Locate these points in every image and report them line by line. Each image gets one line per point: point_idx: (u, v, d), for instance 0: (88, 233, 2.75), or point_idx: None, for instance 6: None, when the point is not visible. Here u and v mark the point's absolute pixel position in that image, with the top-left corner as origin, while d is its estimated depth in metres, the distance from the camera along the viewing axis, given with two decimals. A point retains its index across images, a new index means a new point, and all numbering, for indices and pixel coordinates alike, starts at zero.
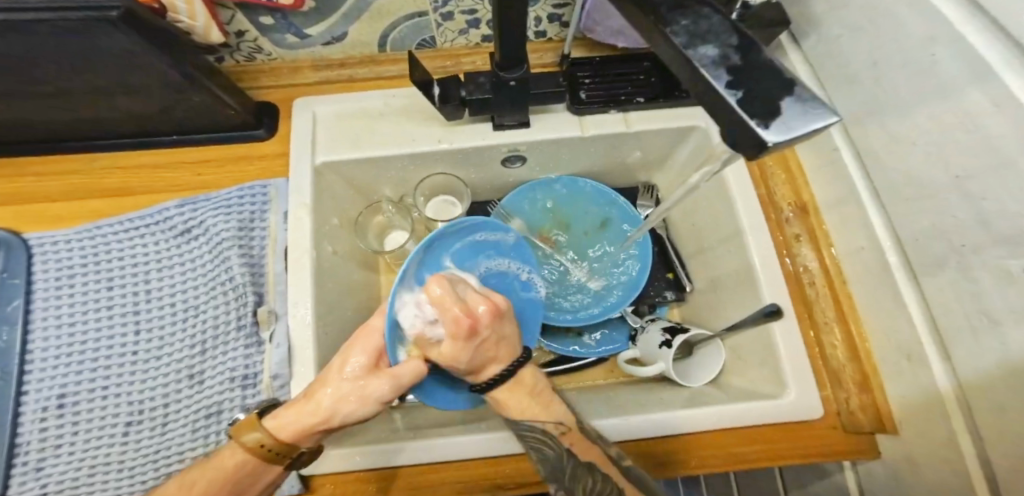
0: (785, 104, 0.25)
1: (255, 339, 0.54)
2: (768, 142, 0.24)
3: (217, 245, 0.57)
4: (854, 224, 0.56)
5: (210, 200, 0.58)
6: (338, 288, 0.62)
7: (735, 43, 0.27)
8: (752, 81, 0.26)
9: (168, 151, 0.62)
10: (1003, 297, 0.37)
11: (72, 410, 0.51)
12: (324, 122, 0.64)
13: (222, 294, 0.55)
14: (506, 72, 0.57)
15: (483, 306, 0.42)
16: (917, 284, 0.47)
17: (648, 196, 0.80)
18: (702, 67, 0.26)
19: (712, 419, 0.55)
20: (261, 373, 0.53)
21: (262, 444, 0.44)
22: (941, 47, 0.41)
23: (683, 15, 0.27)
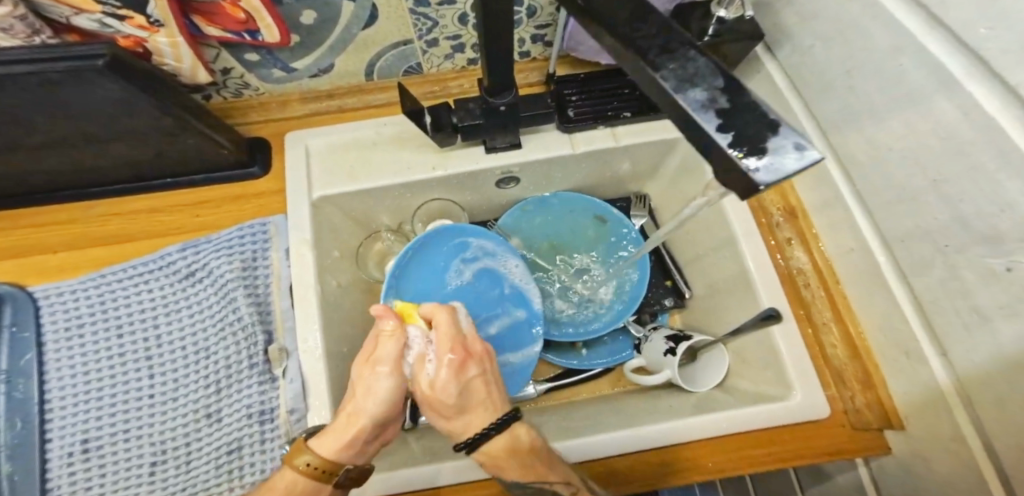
0: (772, 143, 0.26)
1: (268, 376, 0.54)
2: (758, 183, 0.26)
3: (221, 286, 0.57)
4: (842, 226, 0.58)
5: (212, 241, 0.58)
6: (344, 321, 0.62)
7: (721, 85, 0.28)
8: (741, 118, 0.27)
9: (164, 193, 0.61)
10: (987, 294, 0.39)
11: (97, 454, 0.51)
12: (317, 155, 0.64)
13: (231, 335, 0.55)
14: (496, 98, 0.58)
15: (478, 343, 0.43)
16: (908, 283, 0.49)
17: (641, 206, 0.82)
18: (693, 110, 0.27)
19: (722, 425, 0.56)
20: (277, 407, 0.53)
21: (312, 465, 0.41)
22: (907, 57, 0.44)
23: (671, 60, 0.29)
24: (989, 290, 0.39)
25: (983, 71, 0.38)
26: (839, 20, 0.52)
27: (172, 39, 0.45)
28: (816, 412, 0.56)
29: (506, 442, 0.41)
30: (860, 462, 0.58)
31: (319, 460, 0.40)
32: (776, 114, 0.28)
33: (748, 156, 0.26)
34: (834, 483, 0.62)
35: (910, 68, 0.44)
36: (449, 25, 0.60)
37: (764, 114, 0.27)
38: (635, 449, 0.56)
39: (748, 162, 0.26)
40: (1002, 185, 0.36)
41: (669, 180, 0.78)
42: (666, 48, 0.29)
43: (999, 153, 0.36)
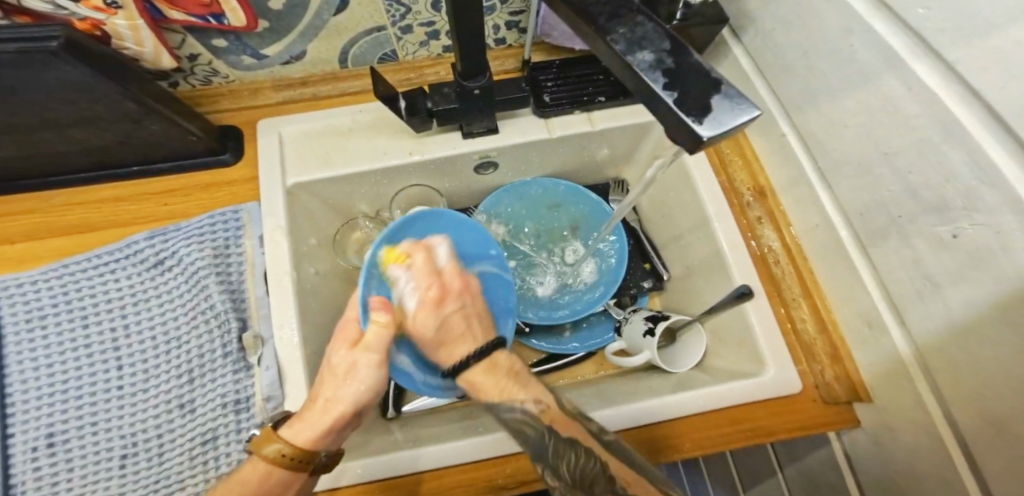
0: (714, 100, 0.28)
1: (243, 364, 0.54)
2: (703, 137, 0.27)
3: (192, 274, 0.56)
4: (808, 204, 0.59)
5: (181, 230, 0.58)
6: (320, 308, 0.62)
7: (667, 47, 0.30)
8: (688, 80, 0.29)
9: (132, 183, 0.61)
10: (939, 262, 0.41)
11: (63, 448, 0.50)
12: (291, 143, 0.64)
13: (203, 323, 0.55)
14: (469, 81, 0.58)
15: (455, 283, 0.50)
16: (869, 257, 0.50)
17: (619, 191, 0.82)
18: (641, 70, 0.29)
19: (698, 402, 0.57)
20: (253, 396, 0.53)
21: (283, 454, 0.42)
22: (856, 37, 0.46)
23: (621, 25, 0.31)
24: (942, 259, 0.40)
25: (925, 47, 0.39)
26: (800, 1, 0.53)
27: (132, 22, 0.44)
28: (788, 386, 0.57)
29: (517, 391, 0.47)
30: (833, 437, 0.59)
31: (298, 450, 0.42)
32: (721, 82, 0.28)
33: (691, 114, 0.28)
34: (809, 459, 0.63)
35: (862, 47, 0.45)
36: (422, 11, 0.60)
37: (706, 72, 0.29)
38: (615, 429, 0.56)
39: (694, 121, 0.27)
40: (946, 155, 0.38)
41: (646, 164, 0.78)
42: (615, 13, 0.31)
43: (943, 126, 0.38)
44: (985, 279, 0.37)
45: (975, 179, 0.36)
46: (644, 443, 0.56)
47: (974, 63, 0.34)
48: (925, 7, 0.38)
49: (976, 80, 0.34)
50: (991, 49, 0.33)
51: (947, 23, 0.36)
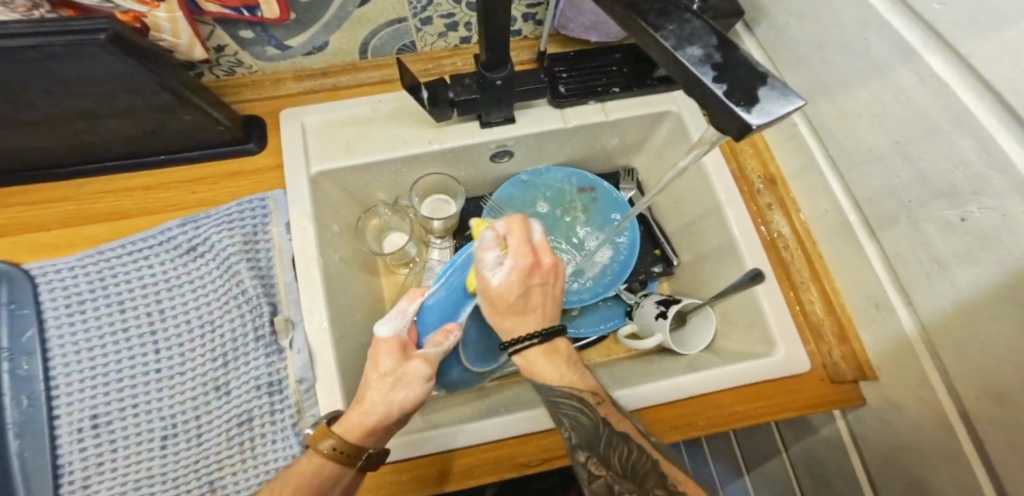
0: (762, 93, 0.30)
1: (275, 347, 0.55)
2: (751, 125, 0.30)
3: (223, 259, 0.58)
4: (817, 191, 0.61)
5: (211, 216, 0.59)
6: (345, 294, 0.64)
7: (715, 43, 0.33)
8: (734, 75, 0.31)
9: (160, 172, 0.62)
10: (947, 245, 0.43)
11: (107, 429, 0.51)
12: (313, 131, 0.66)
13: (235, 307, 0.56)
14: (491, 72, 0.61)
15: (550, 258, 0.47)
16: (878, 241, 0.52)
17: (629, 180, 0.84)
18: (692, 64, 0.32)
19: (712, 382, 0.59)
20: (286, 378, 0.55)
21: (336, 449, 0.45)
22: (870, 30, 0.48)
23: (669, 22, 0.33)
24: (949, 241, 0.43)
25: (939, 42, 0.41)
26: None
27: (171, 14, 0.47)
28: (798, 367, 0.59)
29: (547, 349, 0.49)
30: (839, 415, 0.61)
31: (348, 445, 0.45)
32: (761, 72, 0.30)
33: (739, 104, 0.30)
34: (813, 438, 0.66)
35: (876, 40, 0.47)
36: (443, 3, 0.61)
37: (752, 66, 0.31)
38: (635, 409, 0.59)
39: (742, 110, 0.30)
40: (957, 144, 0.40)
41: (656, 153, 0.80)
42: (664, 11, 0.34)
43: (954, 114, 0.40)
44: (991, 260, 0.39)
45: (983, 165, 0.38)
46: (656, 423, 0.58)
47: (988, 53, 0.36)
48: (941, 2, 0.40)
49: (987, 72, 0.37)
50: (1001, 44, 0.35)
51: (961, 19, 0.38)
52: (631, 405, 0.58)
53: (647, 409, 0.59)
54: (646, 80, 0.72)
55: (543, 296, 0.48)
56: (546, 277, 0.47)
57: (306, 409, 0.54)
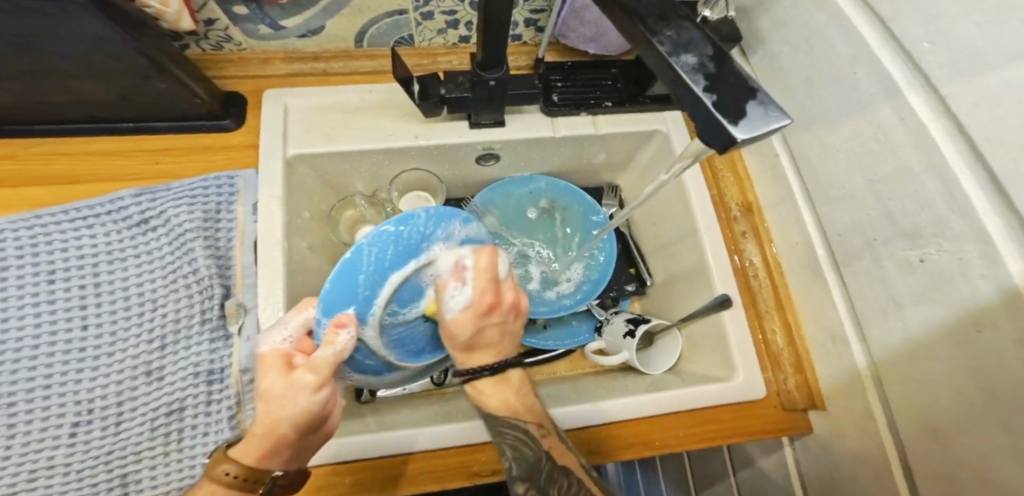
0: (749, 106, 0.33)
1: (221, 333, 0.54)
2: (736, 138, 0.32)
3: (178, 236, 0.56)
4: (790, 222, 0.61)
5: (171, 190, 0.58)
6: (308, 282, 0.62)
7: (710, 53, 0.35)
8: (724, 87, 0.34)
9: (125, 138, 0.60)
10: (904, 283, 0.44)
11: (8, 410, 0.49)
12: (296, 114, 0.65)
13: (183, 287, 0.55)
14: (487, 71, 0.60)
15: (509, 295, 0.43)
16: (842, 276, 0.53)
17: (612, 196, 0.84)
18: (685, 72, 0.34)
19: (671, 402, 0.59)
20: (226, 368, 0.54)
21: (233, 475, 0.39)
22: (862, 67, 0.50)
23: (669, 27, 0.35)
24: (908, 280, 0.43)
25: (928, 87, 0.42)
26: (811, 29, 0.57)
27: None
28: (754, 396, 0.59)
29: (499, 379, 0.47)
30: (787, 446, 0.61)
31: (245, 467, 0.39)
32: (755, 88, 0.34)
33: (723, 112, 0.33)
34: (760, 466, 0.66)
35: (865, 75, 0.49)
36: None
37: (742, 79, 0.34)
38: (595, 423, 0.58)
39: (726, 122, 0.32)
40: (926, 186, 0.42)
41: (642, 172, 0.80)
42: (664, 17, 0.36)
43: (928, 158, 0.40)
44: (942, 301, 0.40)
45: (947, 208, 0.39)
46: (614, 441, 0.58)
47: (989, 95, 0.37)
48: (928, 42, 0.42)
49: (965, 117, 0.38)
50: (982, 89, 0.37)
51: (945, 61, 0.40)
52: (587, 419, 0.58)
53: (607, 425, 0.58)
54: (639, 97, 0.72)
55: (499, 334, 0.44)
56: (506, 314, 0.44)
57: (244, 402, 0.53)
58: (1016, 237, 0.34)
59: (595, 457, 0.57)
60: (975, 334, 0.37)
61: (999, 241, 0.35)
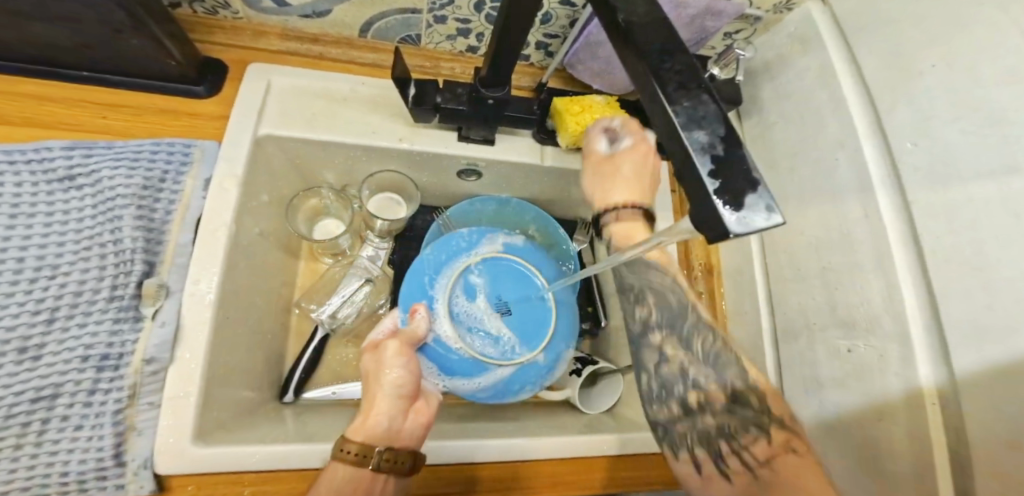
0: (749, 200, 0.24)
1: (131, 314, 0.44)
2: (731, 232, 0.23)
3: (106, 200, 0.48)
4: (745, 291, 0.62)
5: (111, 148, 0.50)
6: (257, 266, 0.60)
7: (723, 133, 0.26)
8: (734, 176, 0.24)
9: (74, 86, 0.56)
10: (828, 367, 0.47)
11: None
12: (278, 92, 0.63)
13: (96, 257, 0.45)
14: (489, 89, 0.59)
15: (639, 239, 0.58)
16: (778, 349, 0.55)
17: (584, 232, 0.84)
18: (690, 148, 0.25)
19: (600, 447, 0.58)
20: (129, 354, 0.43)
21: (348, 451, 0.43)
22: (844, 153, 0.52)
23: (687, 97, 0.27)
24: (833, 365, 0.47)
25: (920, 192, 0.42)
26: (810, 107, 0.59)
27: None
28: None
29: None
30: None
31: (368, 444, 0.43)
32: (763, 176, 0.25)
33: (726, 207, 0.23)
34: None
35: (847, 164, 0.51)
36: (463, 8, 0.61)
37: (751, 171, 0.25)
38: (528, 458, 0.56)
39: (725, 210, 0.23)
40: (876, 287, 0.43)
41: None
42: (684, 84, 0.28)
43: None
44: None
45: (882, 308, 0.42)
46: (544, 477, 0.56)
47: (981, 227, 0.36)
48: (912, 141, 0.45)
49: (921, 222, 0.41)
50: (944, 200, 0.40)
51: (921, 165, 0.43)
52: (519, 454, 0.56)
53: (539, 461, 0.57)
54: None
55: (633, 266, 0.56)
56: None
57: (141, 395, 0.42)
58: (931, 343, 0.38)
59: (513, 488, 0.55)
60: (877, 421, 0.41)
61: (915, 344, 0.39)
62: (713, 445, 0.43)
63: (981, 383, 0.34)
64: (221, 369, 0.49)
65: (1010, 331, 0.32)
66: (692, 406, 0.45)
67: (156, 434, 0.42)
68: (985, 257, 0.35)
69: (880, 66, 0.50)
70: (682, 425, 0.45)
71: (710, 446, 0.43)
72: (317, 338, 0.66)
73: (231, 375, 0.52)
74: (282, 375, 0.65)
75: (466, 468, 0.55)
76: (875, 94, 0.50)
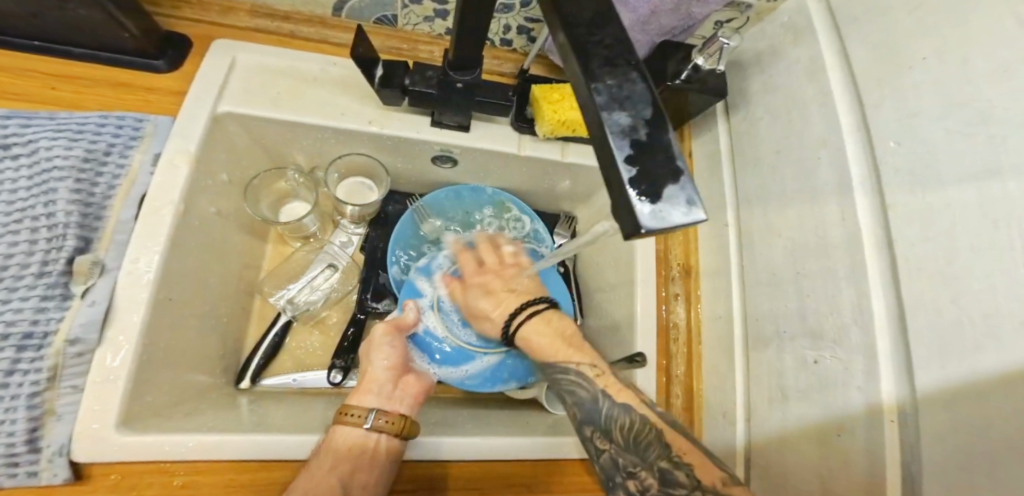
0: (668, 189, 0.24)
1: (59, 291, 0.45)
2: (642, 226, 0.23)
3: (43, 171, 0.48)
4: (720, 294, 0.59)
5: (53, 119, 0.51)
6: (213, 249, 0.58)
7: (648, 116, 0.26)
8: (651, 162, 0.24)
9: (26, 55, 0.54)
10: (795, 377, 0.46)
11: None
12: (243, 70, 0.60)
13: (28, 230, 0.46)
14: (457, 72, 0.56)
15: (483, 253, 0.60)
16: (748, 357, 0.53)
17: (566, 227, 0.79)
18: (609, 132, 0.25)
19: (562, 451, 0.55)
20: (52, 333, 0.43)
21: (350, 414, 0.51)
22: (827, 150, 0.48)
23: (612, 74, 0.27)
24: (799, 375, 0.46)
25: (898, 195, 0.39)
26: (795, 99, 0.54)
27: None
28: None
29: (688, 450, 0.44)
30: None
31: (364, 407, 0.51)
32: (684, 162, 0.25)
33: (641, 196, 0.24)
34: None
35: (828, 163, 0.48)
36: None
37: (671, 156, 0.25)
38: (487, 458, 0.53)
39: (638, 200, 0.23)
40: None
41: (600, 210, 0.76)
42: (610, 60, 0.27)
43: None
44: None
45: (851, 318, 0.41)
46: (507, 479, 0.53)
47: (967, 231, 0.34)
48: (895, 141, 0.41)
49: (897, 228, 0.39)
50: (922, 204, 0.37)
51: (902, 166, 0.40)
52: (476, 454, 0.53)
53: (500, 462, 0.54)
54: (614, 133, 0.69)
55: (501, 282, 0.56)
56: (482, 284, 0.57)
57: (61, 379, 0.43)
58: (896, 359, 0.37)
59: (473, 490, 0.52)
60: (835, 436, 0.41)
61: (880, 360, 0.38)
62: (621, 465, 0.45)
63: (944, 397, 0.33)
64: (162, 352, 0.49)
65: (976, 350, 0.31)
66: (602, 416, 0.46)
67: (76, 420, 0.42)
68: (956, 266, 0.34)
69: (869, 59, 0.46)
70: (599, 443, 0.46)
71: (622, 466, 0.44)
72: (279, 324, 0.64)
73: (174, 359, 0.51)
74: (241, 363, 0.63)
75: (419, 465, 0.52)
76: (862, 88, 0.46)
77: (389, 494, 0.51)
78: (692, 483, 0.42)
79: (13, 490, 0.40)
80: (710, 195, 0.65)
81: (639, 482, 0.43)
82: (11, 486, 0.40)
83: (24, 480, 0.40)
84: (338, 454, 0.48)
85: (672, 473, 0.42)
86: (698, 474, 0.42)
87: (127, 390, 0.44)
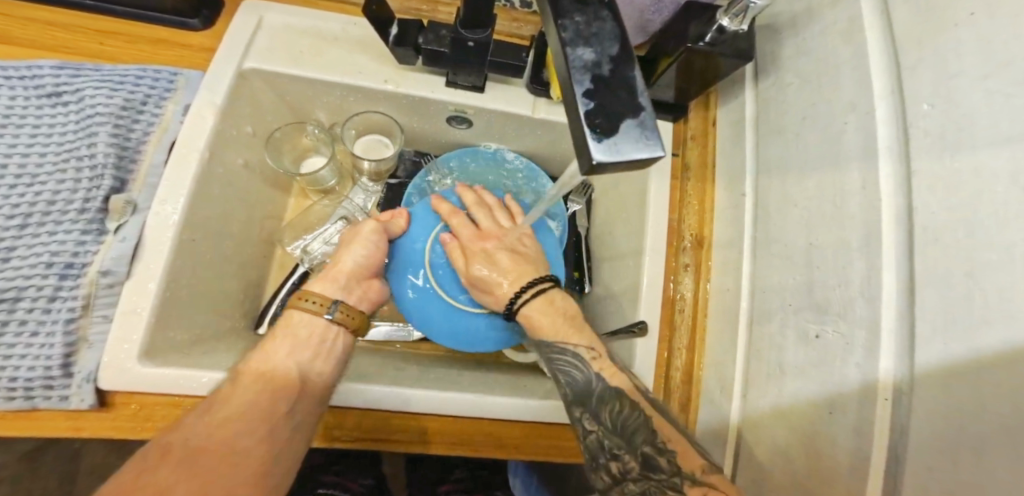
0: (625, 125, 0.24)
1: (95, 228, 0.49)
2: (596, 160, 0.23)
3: (86, 117, 0.52)
4: (730, 266, 0.58)
5: (98, 70, 0.54)
6: (236, 200, 0.61)
7: (614, 53, 0.26)
8: (610, 96, 0.24)
9: (75, 13, 0.58)
10: (794, 353, 0.45)
11: None
12: (269, 29, 0.62)
13: (72, 170, 0.50)
14: (468, 31, 0.55)
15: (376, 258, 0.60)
16: (750, 332, 0.52)
17: (581, 194, 0.77)
18: (571, 67, 0.25)
19: (554, 415, 0.57)
20: (89, 265, 0.48)
21: (314, 300, 0.56)
22: (854, 117, 0.44)
23: (581, 11, 0.27)
24: (799, 351, 0.44)
25: (919, 164, 0.37)
26: (824, 62, 0.50)
27: None
28: None
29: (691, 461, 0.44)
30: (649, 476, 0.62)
31: (324, 298, 0.56)
32: (647, 102, 0.25)
33: (596, 128, 0.24)
34: None
35: (854, 130, 0.44)
36: None
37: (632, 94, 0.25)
38: (481, 416, 0.56)
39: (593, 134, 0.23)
40: None
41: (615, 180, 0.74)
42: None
43: None
44: None
45: (858, 292, 0.39)
46: (495, 437, 0.56)
47: (988, 205, 0.30)
48: (930, 102, 0.37)
49: (919, 195, 0.36)
50: (946, 169, 0.34)
51: (933, 129, 0.36)
52: (471, 410, 0.55)
53: (493, 422, 0.57)
54: None
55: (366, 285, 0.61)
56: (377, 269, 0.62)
57: (95, 307, 0.47)
58: (900, 331, 0.36)
59: (462, 446, 0.56)
60: (826, 412, 0.40)
61: (882, 334, 0.36)
62: (607, 447, 0.47)
63: (944, 375, 0.32)
64: (183, 293, 0.53)
65: (983, 323, 0.29)
66: (595, 398, 0.49)
67: (104, 349, 0.47)
68: (976, 236, 0.31)
69: (908, 11, 0.41)
70: (586, 424, 0.48)
71: (608, 448, 0.47)
72: (297, 275, 0.68)
73: (197, 301, 0.55)
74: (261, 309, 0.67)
75: (396, 417, 0.55)
76: (902, 43, 0.41)
77: (383, 444, 0.54)
78: (673, 468, 0.44)
79: (47, 410, 0.45)
80: (730, 164, 0.62)
81: (622, 464, 0.46)
82: (44, 408, 0.45)
83: (56, 403, 0.45)
84: (282, 354, 0.51)
85: (655, 459, 0.45)
86: (680, 462, 0.44)
87: (151, 322, 0.48)
